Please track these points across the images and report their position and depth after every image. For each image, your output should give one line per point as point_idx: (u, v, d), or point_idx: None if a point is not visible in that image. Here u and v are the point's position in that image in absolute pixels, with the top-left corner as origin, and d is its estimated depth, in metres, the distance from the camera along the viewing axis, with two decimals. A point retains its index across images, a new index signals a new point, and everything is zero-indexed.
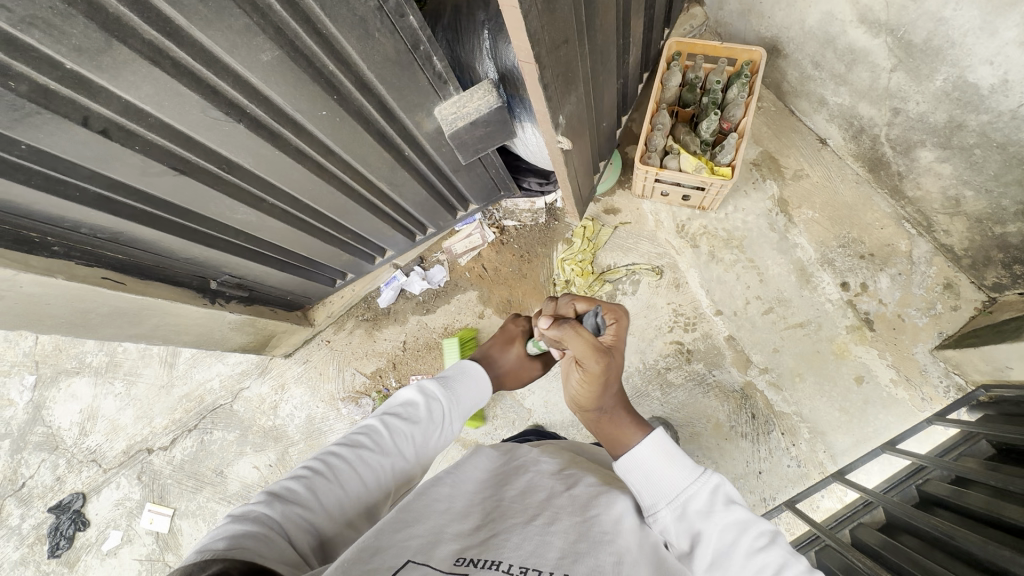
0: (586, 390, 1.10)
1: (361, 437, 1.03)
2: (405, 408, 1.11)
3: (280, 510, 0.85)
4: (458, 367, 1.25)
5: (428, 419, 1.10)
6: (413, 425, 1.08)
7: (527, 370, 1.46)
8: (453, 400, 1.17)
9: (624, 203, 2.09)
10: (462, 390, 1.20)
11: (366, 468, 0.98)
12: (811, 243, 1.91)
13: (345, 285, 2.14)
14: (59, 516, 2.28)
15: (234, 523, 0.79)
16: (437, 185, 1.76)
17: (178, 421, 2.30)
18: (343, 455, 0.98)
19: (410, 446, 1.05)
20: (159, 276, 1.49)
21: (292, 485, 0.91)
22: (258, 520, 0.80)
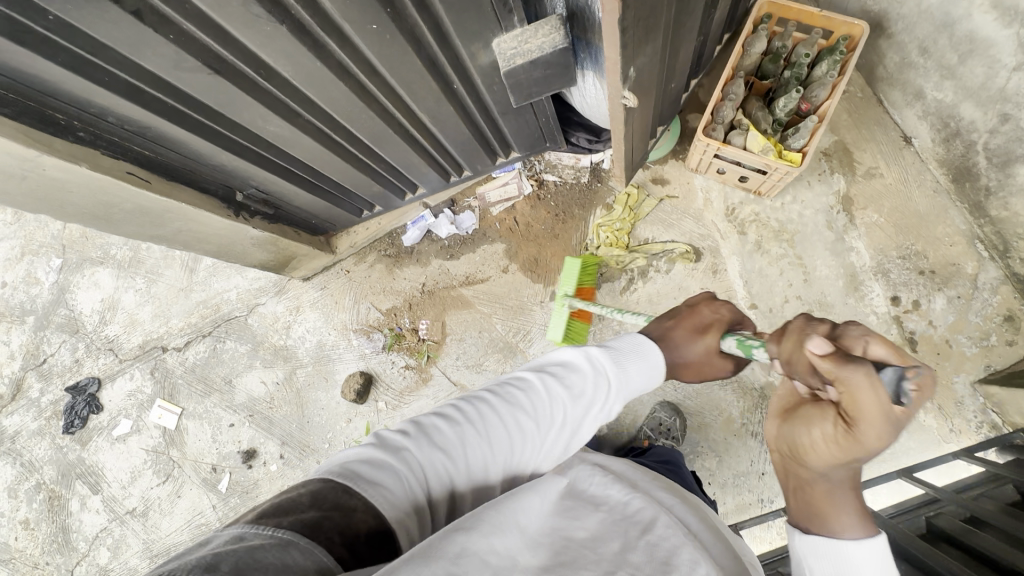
0: (826, 449, 0.80)
1: (518, 390, 1.01)
2: (568, 373, 1.07)
3: (425, 454, 0.85)
4: (632, 341, 1.18)
5: (584, 393, 1.05)
6: (568, 395, 1.03)
7: (714, 364, 1.29)
8: (624, 372, 1.12)
9: (675, 175, 1.95)
10: (638, 367, 1.14)
11: (516, 427, 0.96)
12: (868, 249, 1.77)
13: (370, 217, 2.06)
14: (75, 397, 2.37)
15: (377, 451, 0.82)
16: (481, 125, 1.65)
17: (194, 325, 2.33)
18: (496, 408, 0.97)
19: (563, 418, 1.01)
20: (184, 179, 1.44)
21: (445, 423, 0.92)
22: (406, 463, 0.82)
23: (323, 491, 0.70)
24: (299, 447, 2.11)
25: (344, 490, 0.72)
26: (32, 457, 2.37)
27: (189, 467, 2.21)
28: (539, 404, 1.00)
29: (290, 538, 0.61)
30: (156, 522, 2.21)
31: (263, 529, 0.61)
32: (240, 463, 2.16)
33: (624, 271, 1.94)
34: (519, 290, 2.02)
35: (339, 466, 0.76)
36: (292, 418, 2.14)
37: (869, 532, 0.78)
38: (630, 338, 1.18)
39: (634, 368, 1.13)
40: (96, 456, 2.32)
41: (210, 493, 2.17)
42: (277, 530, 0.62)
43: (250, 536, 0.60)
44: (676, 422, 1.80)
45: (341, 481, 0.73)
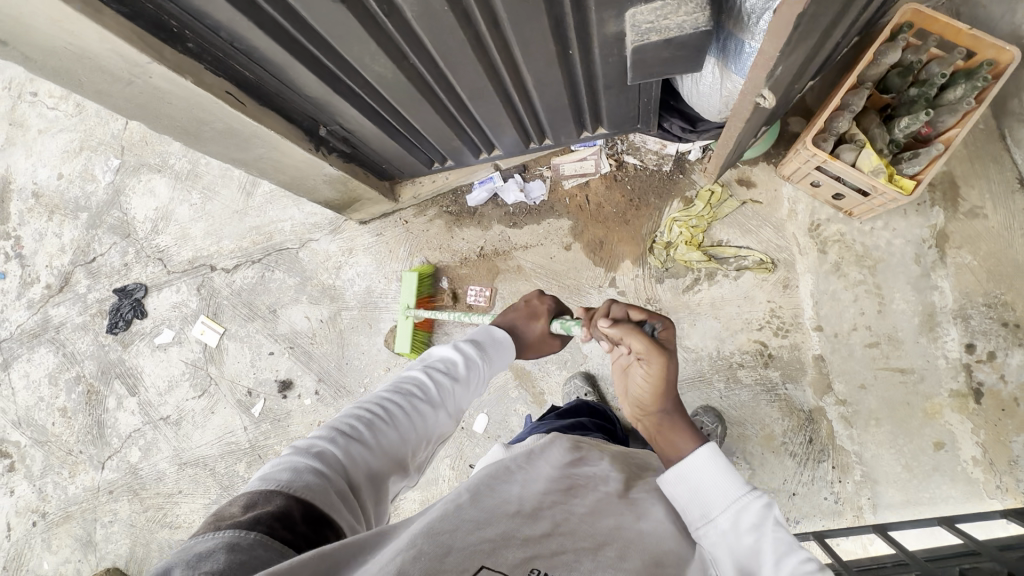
0: (647, 387, 0.97)
1: (405, 384, 0.99)
2: (451, 361, 1.05)
3: (343, 448, 0.82)
4: (496, 330, 1.15)
5: (471, 378, 1.05)
6: (458, 380, 1.02)
7: (548, 344, 1.28)
8: (498, 356, 1.11)
9: (763, 179, 1.86)
10: (506, 347, 1.14)
11: (416, 415, 0.94)
12: (953, 291, 1.70)
13: (440, 170, 2.00)
14: (121, 299, 2.41)
15: (296, 458, 0.78)
16: (580, 96, 1.57)
17: (244, 249, 2.33)
18: (397, 403, 0.94)
19: (455, 399, 1.01)
20: (276, 106, 1.39)
21: (350, 424, 0.87)
22: (320, 462, 0.78)
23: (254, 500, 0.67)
24: (335, 386, 2.14)
25: (274, 490, 0.69)
26: (74, 350, 2.44)
27: (225, 386, 2.26)
28: (430, 391, 0.98)
29: (230, 538, 0.59)
30: (187, 433, 2.28)
31: (202, 533, 0.60)
32: (276, 391, 2.20)
33: (691, 270, 1.88)
34: (579, 270, 1.98)
35: (262, 481, 0.71)
36: (332, 357, 2.16)
37: (697, 443, 0.89)
38: (490, 325, 1.15)
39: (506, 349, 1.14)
40: (135, 360, 2.37)
41: (243, 415, 2.23)
42: (219, 530, 0.60)
43: (192, 545, 0.58)
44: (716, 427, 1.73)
45: (261, 490, 0.69)
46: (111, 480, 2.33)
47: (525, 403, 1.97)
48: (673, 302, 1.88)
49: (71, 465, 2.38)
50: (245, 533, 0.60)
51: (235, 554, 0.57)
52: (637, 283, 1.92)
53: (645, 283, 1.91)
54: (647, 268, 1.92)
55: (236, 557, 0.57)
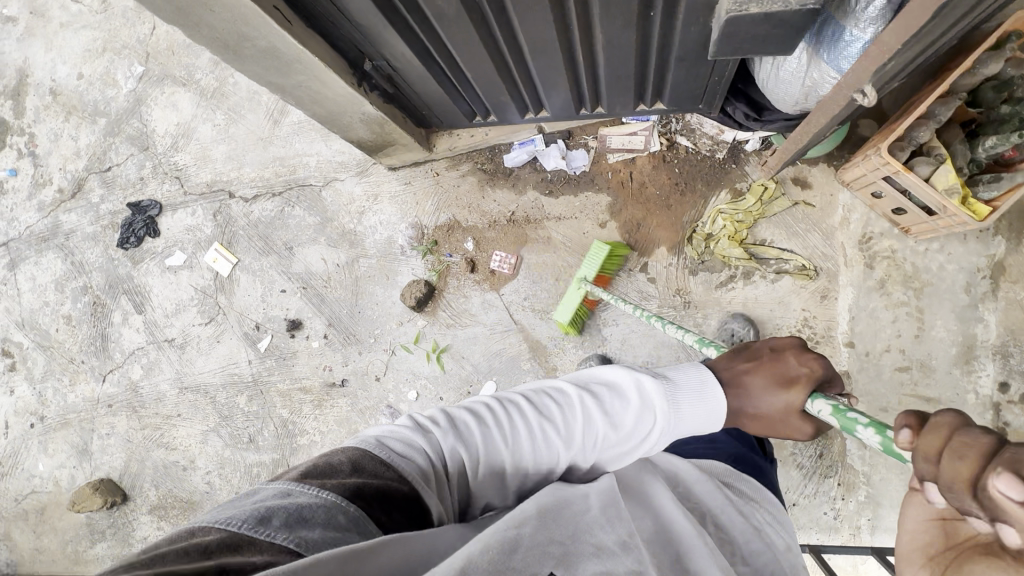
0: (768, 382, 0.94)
1: (552, 404, 0.88)
2: (620, 399, 0.90)
3: (453, 446, 0.81)
4: (701, 381, 0.92)
5: (630, 430, 0.88)
6: (611, 427, 0.87)
7: (788, 424, 0.91)
8: (687, 418, 0.90)
9: (820, 181, 1.76)
10: (706, 411, 0.90)
11: (544, 445, 0.85)
12: (998, 326, 1.63)
13: (480, 125, 1.91)
14: (135, 215, 2.34)
15: (409, 434, 0.80)
16: (647, 65, 1.46)
17: (265, 180, 2.24)
18: (528, 418, 0.87)
19: (600, 448, 0.87)
20: (325, 32, 1.29)
21: (469, 421, 0.85)
22: (428, 455, 0.77)
23: (364, 461, 0.71)
24: (345, 333, 2.10)
25: (382, 461, 0.71)
26: (83, 259, 2.39)
27: (233, 317, 2.22)
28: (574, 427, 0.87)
29: (337, 500, 0.62)
30: (191, 358, 2.26)
31: (307, 484, 0.63)
32: (284, 330, 2.16)
33: (728, 266, 1.80)
34: None
35: (372, 444, 0.74)
36: (345, 303, 2.11)
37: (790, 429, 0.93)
38: (697, 372, 0.93)
39: (703, 412, 0.90)
40: (144, 278, 2.33)
41: (249, 349, 2.20)
42: (322, 489, 0.63)
43: (294, 494, 0.61)
44: None
45: (374, 454, 0.72)
46: (111, 394, 2.33)
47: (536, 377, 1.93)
48: (704, 296, 1.82)
49: (72, 374, 2.37)
50: (341, 504, 0.62)
51: (331, 530, 0.59)
52: (669, 272, 1.85)
53: (678, 273, 1.84)
54: (682, 257, 1.84)
55: (327, 529, 0.59)
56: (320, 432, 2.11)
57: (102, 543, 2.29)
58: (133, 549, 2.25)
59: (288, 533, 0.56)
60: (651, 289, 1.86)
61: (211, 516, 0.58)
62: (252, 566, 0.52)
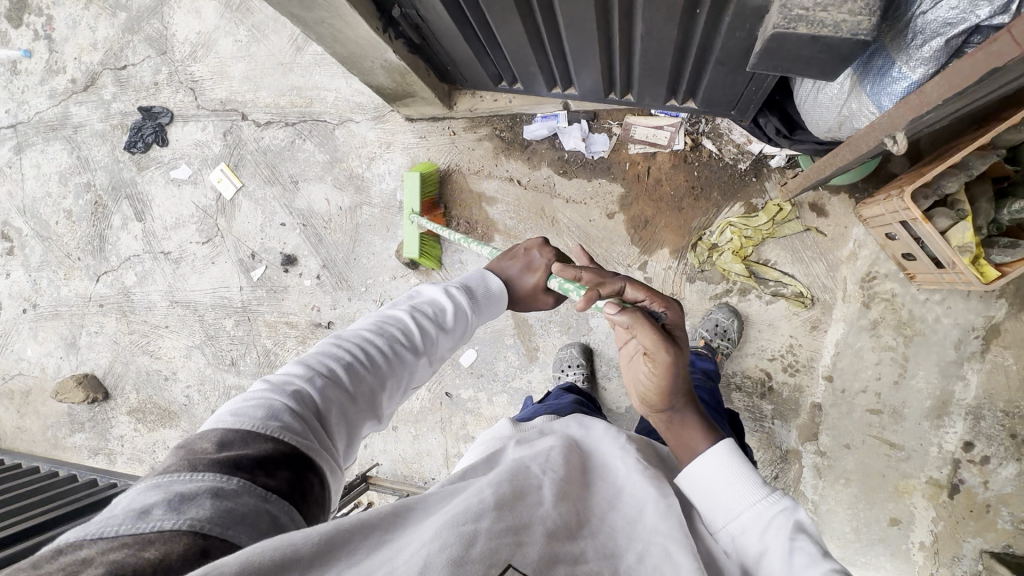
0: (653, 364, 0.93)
1: (392, 329, 0.92)
2: (441, 309, 1.00)
3: (320, 391, 0.78)
4: (484, 277, 1.11)
5: (456, 330, 1.00)
6: (444, 330, 0.98)
7: (538, 301, 1.20)
8: (488, 305, 1.08)
9: (837, 211, 1.72)
10: (494, 293, 1.10)
11: (397, 362, 0.90)
12: (977, 387, 1.63)
13: (505, 91, 1.84)
14: (145, 120, 2.30)
15: (266, 396, 0.73)
16: (686, 63, 1.39)
17: (280, 108, 2.18)
18: (380, 349, 0.89)
19: (446, 348, 0.99)
20: None
21: (331, 364, 0.82)
22: (297, 404, 0.73)
23: (230, 438, 0.65)
24: (337, 277, 2.11)
25: (249, 431, 0.67)
26: (89, 156, 2.37)
27: (230, 241, 2.22)
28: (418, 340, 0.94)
29: (216, 487, 0.59)
30: (184, 274, 2.28)
31: (189, 470, 0.60)
32: (278, 263, 2.17)
33: (726, 280, 1.78)
34: (613, 242, 1.88)
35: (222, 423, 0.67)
36: (341, 248, 2.11)
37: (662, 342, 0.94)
38: (483, 275, 1.11)
39: (498, 301, 1.10)
40: (147, 186, 2.31)
41: (242, 276, 2.21)
42: (196, 473, 0.60)
43: (171, 484, 0.58)
44: None
45: (238, 428, 0.67)
46: (103, 295, 2.36)
47: (517, 354, 1.96)
48: (696, 305, 1.81)
49: (67, 268, 2.40)
50: (225, 479, 0.60)
51: (221, 501, 0.57)
52: (667, 275, 1.84)
53: (675, 277, 1.83)
54: (683, 263, 1.82)
55: (218, 504, 0.57)
56: None
57: (80, 434, 2.39)
58: (109, 444, 2.35)
59: (176, 522, 0.54)
60: (646, 288, 1.85)
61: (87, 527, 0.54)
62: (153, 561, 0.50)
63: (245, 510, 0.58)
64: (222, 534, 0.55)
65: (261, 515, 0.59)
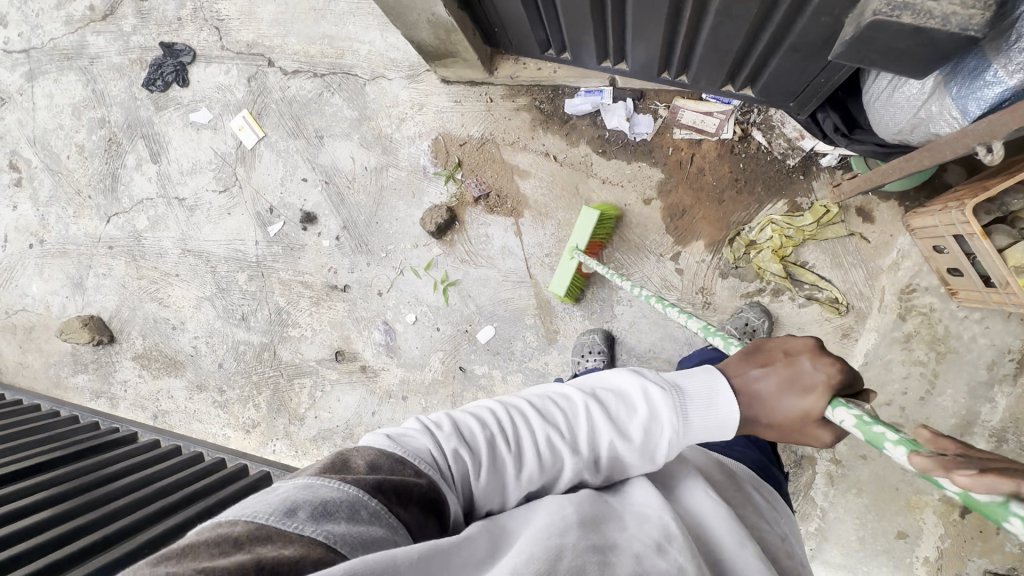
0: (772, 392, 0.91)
1: (557, 411, 0.84)
2: (627, 404, 0.86)
3: (456, 452, 0.76)
4: (711, 384, 0.88)
5: (637, 440, 0.83)
6: (623, 434, 0.83)
7: (813, 433, 0.86)
8: (697, 423, 0.85)
9: (885, 218, 1.66)
10: (716, 421, 0.86)
11: (548, 453, 0.80)
12: (1005, 410, 1.60)
13: (551, 59, 1.75)
14: (166, 57, 2.20)
15: (412, 441, 0.75)
16: (755, 46, 1.31)
17: (309, 57, 2.08)
18: (533, 427, 0.82)
19: (622, 459, 0.83)
20: None
21: (478, 427, 0.80)
22: (436, 457, 0.73)
23: (382, 463, 0.69)
24: (357, 240, 2.05)
25: (399, 460, 0.70)
26: (105, 90, 2.27)
27: (248, 193, 2.15)
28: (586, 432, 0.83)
29: (360, 503, 0.61)
30: (199, 222, 2.21)
31: (333, 480, 0.63)
32: (297, 220, 2.10)
33: (760, 279, 1.73)
34: (647, 230, 1.82)
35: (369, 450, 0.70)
36: (363, 210, 2.04)
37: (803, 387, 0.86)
38: (712, 381, 0.87)
39: (715, 422, 0.86)
40: (164, 127, 2.22)
41: (258, 229, 2.15)
42: (344, 483, 0.62)
43: (319, 488, 0.61)
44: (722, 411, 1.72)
45: (389, 455, 0.70)
46: (113, 237, 2.30)
47: (536, 335, 1.91)
48: (726, 302, 1.76)
49: (77, 206, 2.32)
50: (362, 498, 0.61)
51: (355, 525, 0.59)
52: (699, 268, 1.78)
53: (708, 271, 1.78)
54: (718, 258, 1.77)
55: (350, 524, 0.58)
56: (311, 329, 2.11)
57: (82, 375, 2.36)
58: (111, 388, 2.32)
59: (315, 528, 0.56)
60: (677, 279, 1.80)
61: (240, 510, 0.58)
62: (288, 559, 0.52)
63: (373, 537, 0.59)
64: (349, 554, 0.56)
65: (387, 543, 0.60)
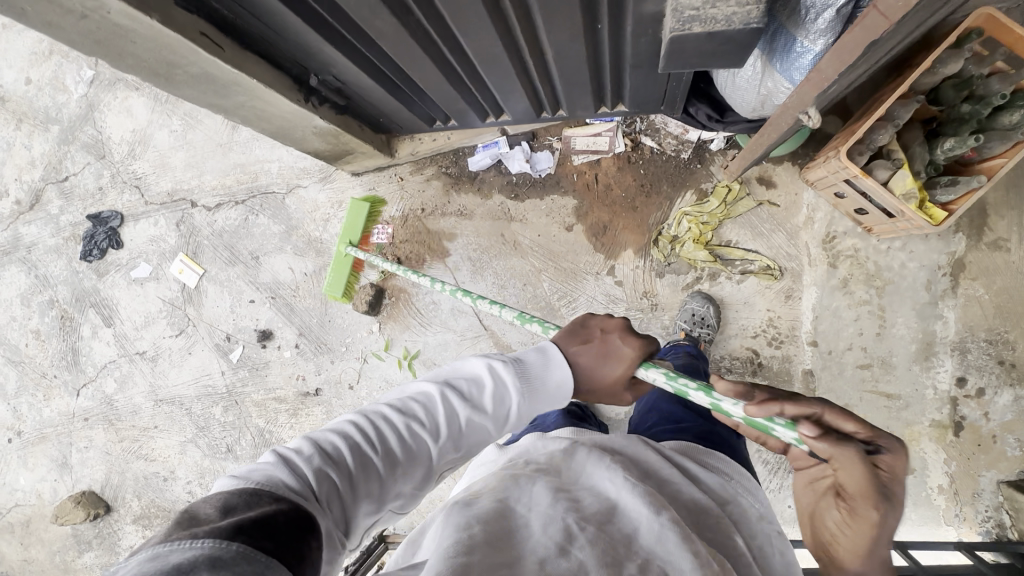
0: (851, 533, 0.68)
1: (417, 405, 0.86)
2: (479, 386, 0.90)
3: (319, 470, 0.73)
4: (546, 356, 0.94)
5: (499, 411, 0.88)
6: (482, 413, 0.87)
7: (620, 396, 0.98)
8: (546, 390, 0.92)
9: (785, 180, 1.74)
10: (557, 382, 0.92)
11: (415, 443, 0.83)
12: (956, 323, 1.65)
13: (442, 129, 1.86)
14: (95, 227, 2.30)
15: (264, 477, 0.69)
16: (604, 72, 1.41)
17: (227, 188, 2.19)
18: (397, 424, 0.83)
19: (484, 431, 0.88)
20: (264, 53, 1.24)
21: (337, 442, 0.78)
22: (295, 477, 0.70)
23: (226, 502, 0.63)
24: (315, 342, 2.10)
25: (252, 493, 0.65)
26: (47, 272, 2.35)
27: (203, 329, 2.21)
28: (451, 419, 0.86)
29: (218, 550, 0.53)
30: (164, 370, 2.25)
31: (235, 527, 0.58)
32: (255, 340, 2.15)
33: (693, 269, 1.80)
34: (577, 254, 1.89)
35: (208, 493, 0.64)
36: (314, 313, 2.10)
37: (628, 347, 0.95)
38: (543, 349, 0.94)
39: (560, 389, 0.93)
40: (110, 291, 2.29)
41: (221, 360, 2.19)
42: (196, 541, 0.54)
43: (167, 555, 0.51)
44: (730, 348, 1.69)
45: (235, 491, 0.64)
46: (86, 408, 2.32)
47: None
48: (671, 298, 1.82)
49: (46, 388, 2.36)
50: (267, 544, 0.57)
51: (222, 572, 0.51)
52: (636, 275, 1.84)
53: (645, 275, 1.84)
54: (649, 260, 1.83)
55: (262, 570, 0.54)
56: None
57: (89, 553, 2.32)
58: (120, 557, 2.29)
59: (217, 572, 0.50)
60: (619, 291, 1.85)
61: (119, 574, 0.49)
62: None
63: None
64: None
65: None
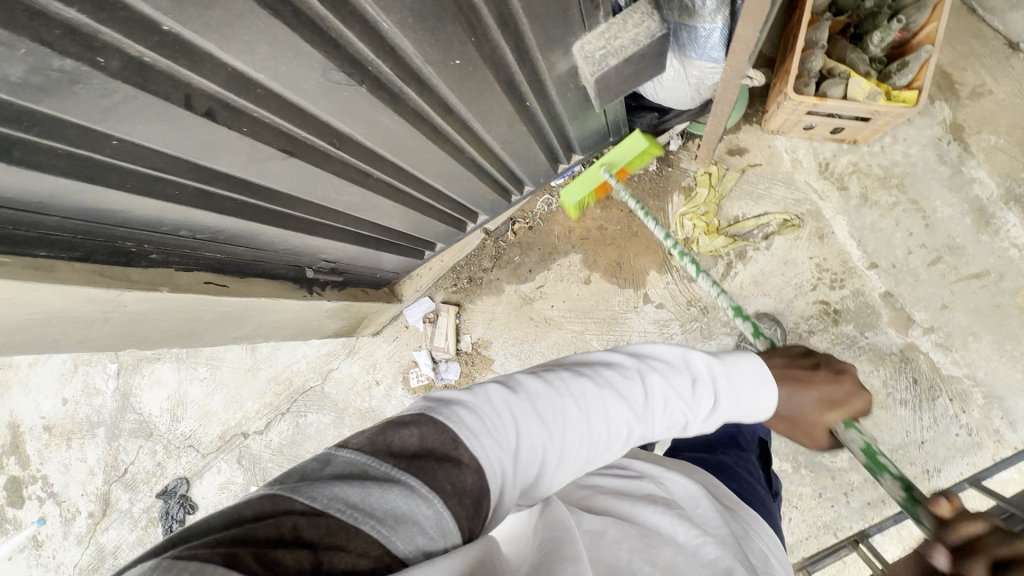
0: None
1: (608, 373, 0.75)
2: (681, 374, 0.76)
3: (489, 416, 0.63)
4: (761, 368, 0.77)
5: (695, 397, 0.75)
6: (675, 394, 0.74)
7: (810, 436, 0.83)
8: (747, 395, 0.75)
9: (753, 140, 1.77)
10: (758, 404, 0.76)
11: (593, 416, 0.70)
12: (992, 177, 1.59)
13: (433, 256, 1.93)
14: (167, 501, 2.29)
15: (455, 408, 0.62)
16: (551, 138, 1.48)
17: (270, 404, 2.22)
18: (583, 391, 0.71)
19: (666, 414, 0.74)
20: (261, 271, 1.32)
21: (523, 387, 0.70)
22: (479, 423, 0.61)
23: (427, 439, 0.58)
24: None
25: (440, 429, 0.59)
26: None
27: None
28: (636, 405, 0.73)
29: (393, 479, 0.52)
30: None
31: (370, 455, 0.54)
32: None
33: (719, 257, 1.77)
34: (606, 300, 1.87)
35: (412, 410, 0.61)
36: None
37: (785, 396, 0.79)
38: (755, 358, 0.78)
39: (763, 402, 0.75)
40: None
41: None
42: (403, 474, 0.53)
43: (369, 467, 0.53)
44: (777, 332, 1.67)
45: (447, 425, 0.59)
46: None
47: None
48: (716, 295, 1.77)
49: None
50: (403, 480, 0.52)
51: (397, 508, 0.51)
52: (671, 289, 1.82)
53: (679, 285, 1.81)
54: (676, 271, 1.81)
55: (392, 501, 0.51)
56: None
57: None
58: None
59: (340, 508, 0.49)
60: (665, 312, 1.81)
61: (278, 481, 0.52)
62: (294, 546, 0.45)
63: (400, 527, 0.50)
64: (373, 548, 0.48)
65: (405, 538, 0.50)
